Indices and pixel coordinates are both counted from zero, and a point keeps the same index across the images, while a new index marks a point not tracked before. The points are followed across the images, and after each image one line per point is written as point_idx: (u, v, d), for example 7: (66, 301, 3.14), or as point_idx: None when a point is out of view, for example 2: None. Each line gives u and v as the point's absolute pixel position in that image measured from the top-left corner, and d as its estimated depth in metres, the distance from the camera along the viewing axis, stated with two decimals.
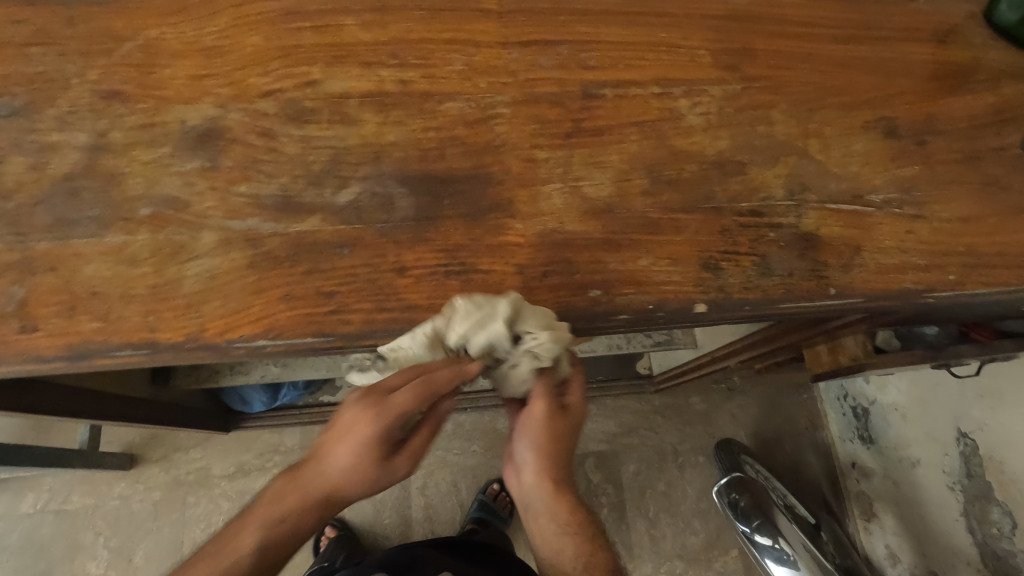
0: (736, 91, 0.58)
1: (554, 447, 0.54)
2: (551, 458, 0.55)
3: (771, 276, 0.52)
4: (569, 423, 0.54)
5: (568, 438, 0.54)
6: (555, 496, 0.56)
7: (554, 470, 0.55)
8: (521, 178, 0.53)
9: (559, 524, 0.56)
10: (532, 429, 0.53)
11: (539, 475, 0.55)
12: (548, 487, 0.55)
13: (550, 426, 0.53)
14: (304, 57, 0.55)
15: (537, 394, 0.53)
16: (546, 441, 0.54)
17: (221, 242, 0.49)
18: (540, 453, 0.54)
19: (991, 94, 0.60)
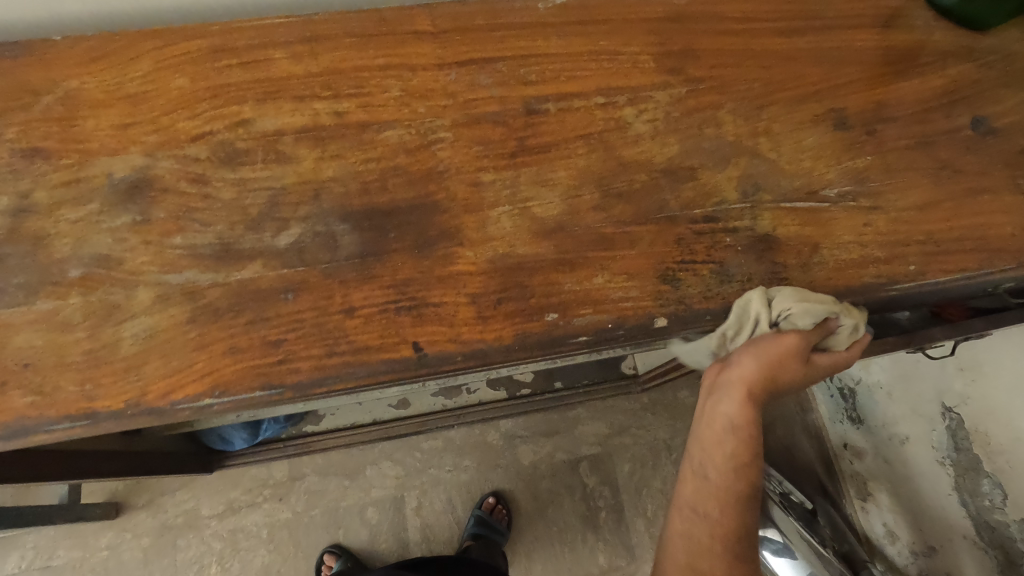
0: (682, 95, 0.57)
1: (774, 374, 0.47)
2: (769, 381, 0.47)
3: (731, 282, 0.51)
4: (811, 362, 0.49)
5: (790, 380, 0.48)
6: (739, 423, 0.47)
7: (753, 395, 0.47)
8: (467, 204, 0.52)
9: (729, 453, 0.47)
10: (767, 354, 0.47)
11: (746, 397, 0.47)
12: (740, 411, 0.47)
13: (770, 363, 0.47)
14: (234, 96, 0.53)
15: (810, 331, 0.48)
16: (801, 369, 0.48)
17: (158, 298, 0.47)
18: (769, 379, 0.47)
19: (937, 76, 0.60)
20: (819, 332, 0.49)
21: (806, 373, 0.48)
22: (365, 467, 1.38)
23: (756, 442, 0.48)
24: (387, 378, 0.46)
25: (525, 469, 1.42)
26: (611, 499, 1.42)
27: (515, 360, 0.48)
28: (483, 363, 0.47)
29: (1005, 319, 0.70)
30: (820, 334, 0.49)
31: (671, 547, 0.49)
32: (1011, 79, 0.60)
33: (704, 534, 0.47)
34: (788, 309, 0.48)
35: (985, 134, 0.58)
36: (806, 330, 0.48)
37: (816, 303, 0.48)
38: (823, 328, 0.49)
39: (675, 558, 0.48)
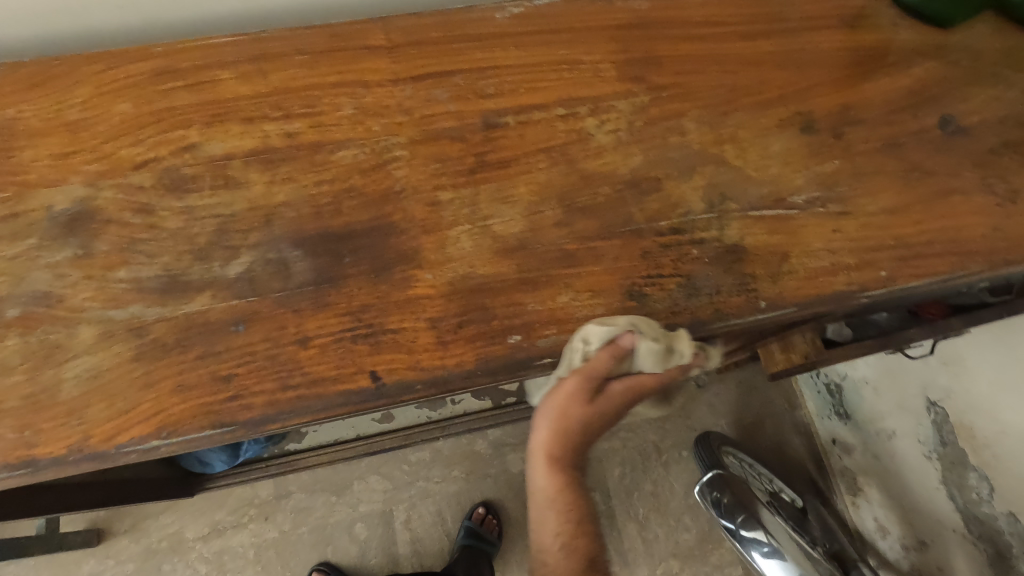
0: (645, 104, 0.55)
1: (569, 429, 0.49)
2: (567, 436, 0.49)
3: (699, 296, 0.49)
4: (610, 393, 0.48)
5: (582, 425, 0.48)
6: (552, 489, 0.50)
7: (555, 457, 0.50)
8: (425, 224, 0.50)
9: (551, 518, 0.51)
10: (556, 411, 0.48)
11: (548, 462, 0.50)
12: (549, 479, 0.50)
13: (565, 411, 0.48)
14: (180, 120, 0.51)
15: (591, 367, 0.46)
16: (594, 412, 0.48)
17: (102, 335, 0.45)
18: (560, 435, 0.49)
19: (905, 76, 0.59)
20: (611, 362, 0.46)
21: (602, 407, 0.48)
22: (352, 483, 1.33)
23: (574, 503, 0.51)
24: (344, 411, 0.45)
25: (515, 478, 1.39)
26: (604, 504, 1.41)
27: (478, 385, 0.46)
28: (444, 390, 0.46)
29: (982, 317, 0.68)
30: (616, 364, 0.46)
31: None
32: (978, 78, 0.59)
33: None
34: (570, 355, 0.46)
35: (954, 134, 0.57)
36: (585, 368, 0.46)
37: (607, 335, 0.46)
38: (609, 357, 0.46)
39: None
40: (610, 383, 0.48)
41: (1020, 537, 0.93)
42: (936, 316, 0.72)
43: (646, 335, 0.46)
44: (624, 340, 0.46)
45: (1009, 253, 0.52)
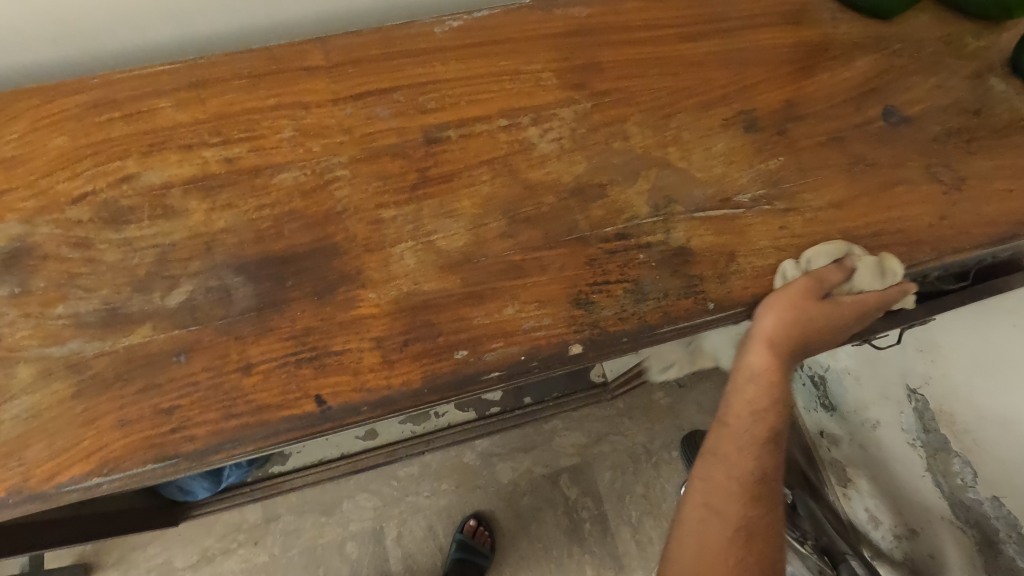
0: (587, 110, 0.55)
1: (803, 325, 0.47)
2: (800, 326, 0.47)
3: (646, 300, 0.49)
4: (829, 305, 0.48)
5: (823, 326, 0.47)
6: (762, 371, 0.49)
7: (761, 346, 0.48)
8: (368, 243, 0.50)
9: (752, 398, 0.49)
10: (802, 299, 0.47)
11: (767, 348, 0.48)
12: (763, 360, 0.49)
13: (791, 311, 0.47)
14: (118, 151, 0.51)
15: (822, 275, 0.48)
16: (819, 311, 0.48)
17: (40, 374, 0.44)
18: (787, 323, 0.47)
19: (846, 69, 0.59)
20: (841, 276, 0.49)
21: (835, 315, 0.48)
22: (341, 502, 1.31)
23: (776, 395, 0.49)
24: (289, 437, 0.44)
25: (504, 487, 1.35)
26: (595, 509, 1.33)
27: (426, 403, 0.46)
28: (392, 410, 0.45)
29: (946, 304, 0.67)
30: (843, 279, 0.49)
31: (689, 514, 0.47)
32: (920, 67, 0.60)
33: (713, 491, 0.47)
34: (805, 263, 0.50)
35: (897, 125, 0.57)
36: (815, 274, 0.48)
37: (830, 253, 0.50)
38: (839, 271, 0.49)
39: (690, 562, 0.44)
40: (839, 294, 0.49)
41: (1006, 520, 0.90)
42: None
43: (868, 258, 0.50)
44: (839, 260, 0.49)
45: (956, 241, 0.52)
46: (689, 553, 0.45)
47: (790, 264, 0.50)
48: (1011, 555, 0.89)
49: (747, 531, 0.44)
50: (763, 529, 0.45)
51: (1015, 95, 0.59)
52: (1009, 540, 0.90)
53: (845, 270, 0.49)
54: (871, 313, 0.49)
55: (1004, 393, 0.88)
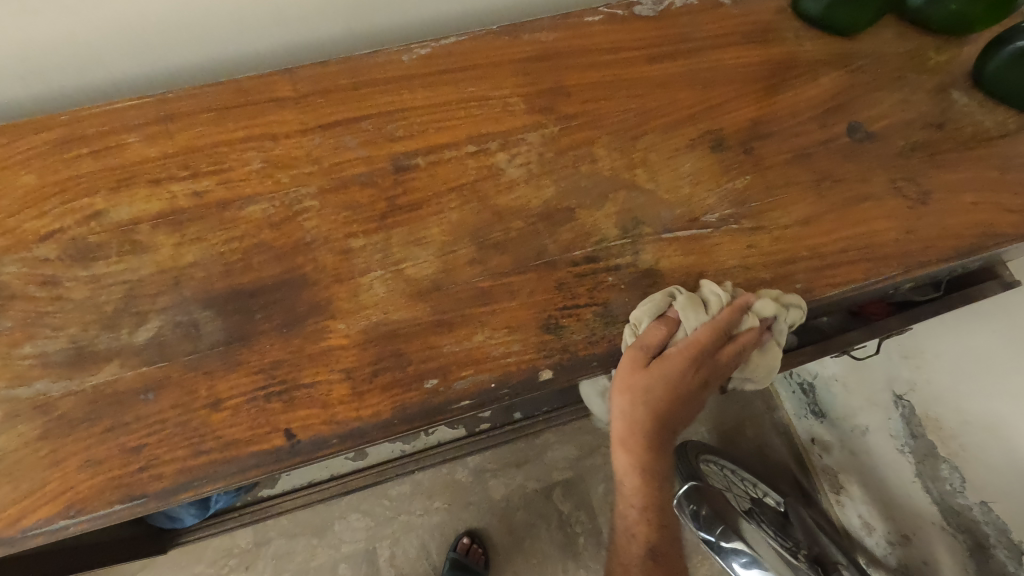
0: (555, 134, 0.56)
1: (649, 406, 0.47)
2: (647, 406, 0.47)
3: (615, 323, 0.49)
4: (666, 362, 0.46)
5: (660, 390, 0.47)
6: (631, 472, 0.50)
7: (622, 445, 0.50)
8: (337, 273, 0.50)
9: (633, 496, 0.52)
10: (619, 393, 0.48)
11: (629, 444, 0.49)
12: (628, 459, 0.50)
13: (628, 389, 0.47)
14: (86, 187, 0.51)
15: (646, 342, 0.47)
16: (653, 377, 0.46)
17: (7, 416, 0.44)
18: (626, 409, 0.48)
19: (811, 86, 0.60)
20: (663, 333, 0.47)
21: (671, 368, 0.46)
22: (333, 523, 1.26)
23: (653, 477, 0.51)
24: (258, 472, 0.44)
25: (497, 504, 1.29)
26: (590, 523, 1.29)
27: (397, 434, 0.46)
28: (362, 442, 0.45)
29: (919, 314, 0.68)
30: (669, 334, 0.47)
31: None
32: (883, 82, 0.61)
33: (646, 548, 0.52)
34: (629, 333, 0.48)
35: (862, 140, 0.57)
36: (638, 343, 0.47)
37: (651, 308, 0.48)
38: (662, 329, 0.47)
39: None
40: (662, 352, 0.47)
41: (996, 526, 0.87)
42: (876, 313, 0.73)
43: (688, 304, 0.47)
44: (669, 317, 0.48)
45: (922, 255, 0.53)
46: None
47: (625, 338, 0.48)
48: (1002, 560, 0.87)
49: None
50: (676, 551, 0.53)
51: (978, 108, 0.60)
52: (1000, 546, 0.87)
53: (665, 328, 0.47)
54: (713, 349, 0.47)
55: (987, 397, 0.88)
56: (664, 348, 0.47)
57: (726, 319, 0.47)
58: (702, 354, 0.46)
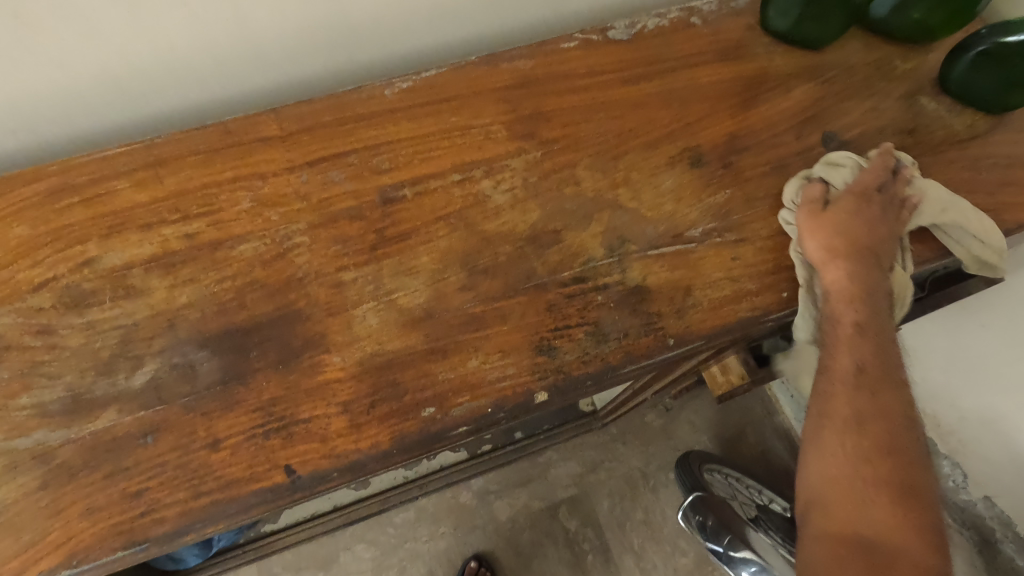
0: (538, 158, 0.57)
1: (840, 228, 0.51)
2: (838, 228, 0.51)
3: (607, 341, 0.50)
4: (838, 199, 0.53)
5: (845, 216, 0.52)
6: (843, 290, 0.50)
7: (830, 262, 0.51)
8: (330, 307, 0.50)
9: (844, 316, 0.49)
10: (808, 229, 0.52)
11: (831, 267, 0.51)
12: (843, 277, 0.50)
13: (814, 225, 0.52)
14: (78, 235, 0.52)
15: (811, 194, 0.53)
16: (832, 208, 0.52)
17: (5, 468, 0.44)
18: (822, 234, 0.51)
19: (784, 100, 0.62)
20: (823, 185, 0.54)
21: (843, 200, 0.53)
22: (339, 554, 1.24)
23: (860, 290, 0.50)
24: (260, 510, 0.44)
25: (503, 525, 1.28)
26: (596, 539, 1.27)
27: (397, 464, 0.46)
28: (362, 473, 0.45)
29: None
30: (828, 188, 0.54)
31: (812, 430, 0.49)
32: (854, 92, 0.62)
33: (853, 364, 0.48)
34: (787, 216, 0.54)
35: (837, 149, 0.59)
36: (806, 198, 0.53)
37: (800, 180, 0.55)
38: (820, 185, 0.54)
39: (866, 511, 0.43)
40: (827, 197, 0.53)
41: (1000, 520, 0.89)
42: None
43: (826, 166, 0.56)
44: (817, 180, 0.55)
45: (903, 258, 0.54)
46: (829, 440, 0.47)
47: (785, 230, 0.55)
48: (1009, 554, 0.88)
49: (872, 390, 0.47)
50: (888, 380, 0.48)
51: (946, 112, 0.62)
52: (1005, 540, 0.88)
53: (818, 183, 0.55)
54: (875, 181, 0.53)
55: (979, 394, 0.89)
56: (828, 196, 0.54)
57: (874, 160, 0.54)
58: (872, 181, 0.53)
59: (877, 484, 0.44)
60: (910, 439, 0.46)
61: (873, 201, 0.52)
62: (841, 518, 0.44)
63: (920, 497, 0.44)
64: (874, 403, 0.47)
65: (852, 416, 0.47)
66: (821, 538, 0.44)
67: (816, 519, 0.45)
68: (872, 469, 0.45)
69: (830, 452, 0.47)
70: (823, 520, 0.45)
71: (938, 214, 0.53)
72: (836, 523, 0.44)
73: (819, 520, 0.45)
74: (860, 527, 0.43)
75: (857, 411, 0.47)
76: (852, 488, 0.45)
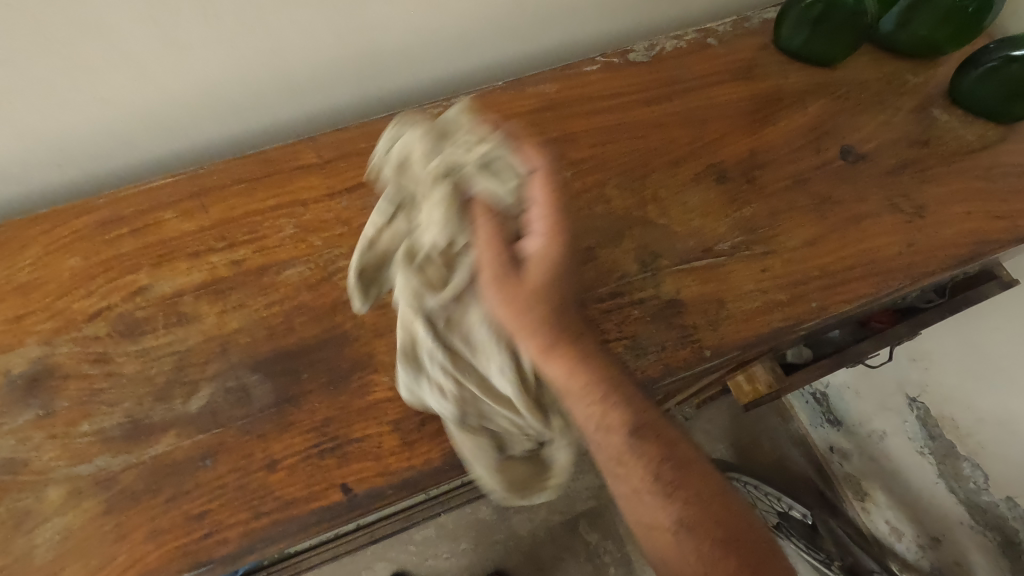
0: (568, 178, 0.59)
1: (546, 298, 0.42)
2: (538, 297, 0.42)
3: (645, 354, 0.51)
4: (529, 253, 0.43)
5: (554, 290, 0.42)
6: (569, 377, 0.43)
7: (524, 332, 0.42)
8: (376, 328, 0.52)
9: (594, 416, 0.43)
10: (493, 294, 0.42)
11: (541, 345, 0.42)
12: (561, 360, 0.42)
13: (495, 273, 0.42)
14: (129, 265, 0.53)
15: (486, 234, 0.43)
16: (516, 276, 0.42)
17: (70, 494, 0.45)
18: (523, 305, 0.41)
19: (801, 116, 0.64)
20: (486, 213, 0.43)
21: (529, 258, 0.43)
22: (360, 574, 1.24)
23: (599, 365, 0.43)
24: (319, 529, 0.45)
25: (524, 540, 1.28)
26: (618, 551, 1.28)
27: (448, 480, 0.48)
28: (415, 490, 0.47)
29: (926, 319, 0.69)
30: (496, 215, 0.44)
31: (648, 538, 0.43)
32: (867, 106, 0.65)
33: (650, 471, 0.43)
34: (461, 239, 0.44)
35: (855, 161, 0.61)
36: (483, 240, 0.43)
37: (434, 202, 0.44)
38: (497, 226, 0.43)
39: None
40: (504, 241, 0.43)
41: None
42: (886, 323, 0.75)
43: (479, 174, 0.44)
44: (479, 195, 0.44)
45: (926, 266, 0.56)
46: (667, 552, 0.41)
47: (433, 287, 0.44)
48: None
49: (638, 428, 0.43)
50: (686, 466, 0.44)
51: (958, 123, 0.64)
52: None
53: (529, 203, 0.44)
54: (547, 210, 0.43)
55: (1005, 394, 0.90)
56: (520, 227, 0.44)
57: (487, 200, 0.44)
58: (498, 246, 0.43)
59: (719, 531, 0.41)
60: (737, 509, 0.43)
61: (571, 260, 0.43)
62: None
63: (737, 509, 0.43)
64: (645, 431, 0.43)
65: (674, 521, 0.42)
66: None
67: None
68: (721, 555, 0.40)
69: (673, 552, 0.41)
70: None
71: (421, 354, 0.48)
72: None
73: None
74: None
75: (676, 513, 0.42)
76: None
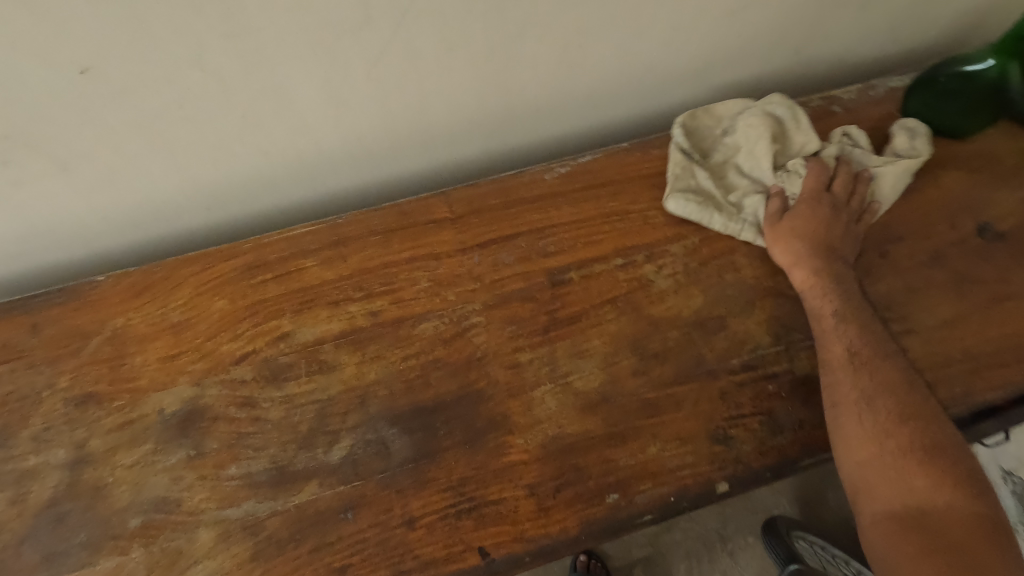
0: (696, 245, 0.59)
1: (817, 226, 0.56)
2: (823, 225, 0.56)
3: (783, 433, 0.50)
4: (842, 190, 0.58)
5: (812, 223, 0.56)
6: (815, 290, 0.54)
7: (784, 236, 0.56)
8: (510, 388, 0.52)
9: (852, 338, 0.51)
10: (808, 196, 0.57)
11: (823, 249, 0.55)
12: (807, 270, 0.55)
13: (822, 176, 0.58)
14: (273, 311, 0.55)
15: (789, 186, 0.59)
16: (812, 199, 0.57)
17: (220, 536, 0.47)
18: (789, 223, 0.57)
19: (934, 189, 0.63)
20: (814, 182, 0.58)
21: (842, 197, 0.58)
22: None
23: (843, 289, 0.54)
24: None
25: None
26: None
27: (584, 548, 0.47)
28: (552, 557, 0.47)
29: None
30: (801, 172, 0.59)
31: (832, 421, 0.48)
32: (1003, 181, 0.63)
33: (847, 347, 0.50)
34: (795, 166, 0.59)
35: (993, 240, 0.60)
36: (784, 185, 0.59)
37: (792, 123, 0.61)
38: (817, 175, 0.58)
39: (897, 544, 0.43)
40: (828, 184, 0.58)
41: None
42: None
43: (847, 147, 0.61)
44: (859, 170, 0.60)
45: None
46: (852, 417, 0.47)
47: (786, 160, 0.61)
48: None
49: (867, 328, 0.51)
50: (894, 385, 0.48)
51: None
52: None
53: (876, 203, 0.59)
54: (847, 178, 0.59)
55: None
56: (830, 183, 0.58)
57: (850, 172, 0.59)
58: (822, 182, 0.58)
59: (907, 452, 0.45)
60: (952, 453, 0.45)
61: (835, 208, 0.57)
62: (889, 557, 0.43)
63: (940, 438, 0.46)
64: (860, 332, 0.51)
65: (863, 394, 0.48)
66: (878, 525, 0.44)
67: (867, 507, 0.45)
68: (907, 480, 0.44)
69: (861, 442, 0.46)
70: (874, 507, 0.45)
71: (731, 116, 0.64)
72: (888, 509, 0.44)
73: (871, 513, 0.45)
74: (909, 508, 0.43)
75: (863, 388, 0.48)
76: (890, 516, 0.44)
